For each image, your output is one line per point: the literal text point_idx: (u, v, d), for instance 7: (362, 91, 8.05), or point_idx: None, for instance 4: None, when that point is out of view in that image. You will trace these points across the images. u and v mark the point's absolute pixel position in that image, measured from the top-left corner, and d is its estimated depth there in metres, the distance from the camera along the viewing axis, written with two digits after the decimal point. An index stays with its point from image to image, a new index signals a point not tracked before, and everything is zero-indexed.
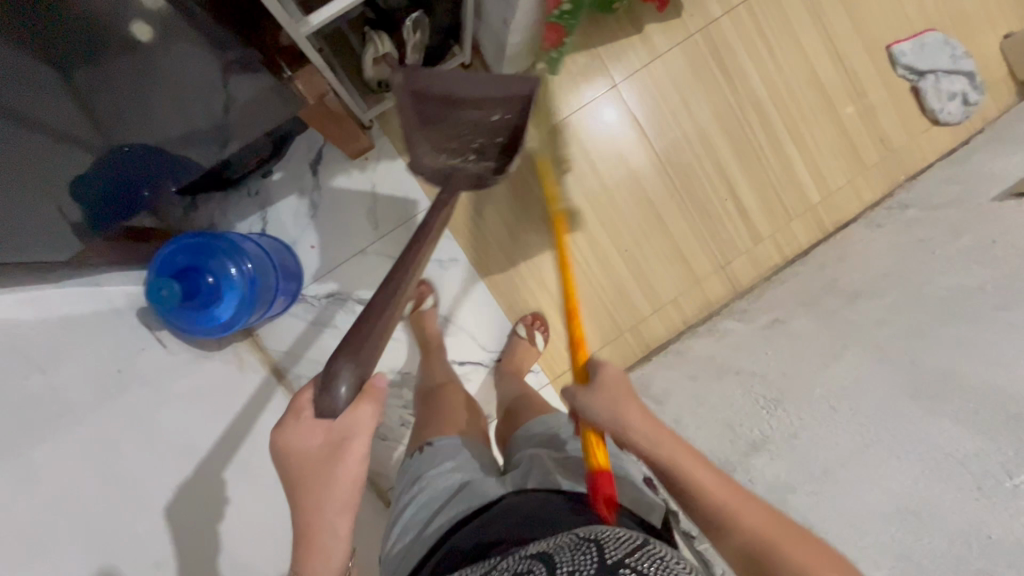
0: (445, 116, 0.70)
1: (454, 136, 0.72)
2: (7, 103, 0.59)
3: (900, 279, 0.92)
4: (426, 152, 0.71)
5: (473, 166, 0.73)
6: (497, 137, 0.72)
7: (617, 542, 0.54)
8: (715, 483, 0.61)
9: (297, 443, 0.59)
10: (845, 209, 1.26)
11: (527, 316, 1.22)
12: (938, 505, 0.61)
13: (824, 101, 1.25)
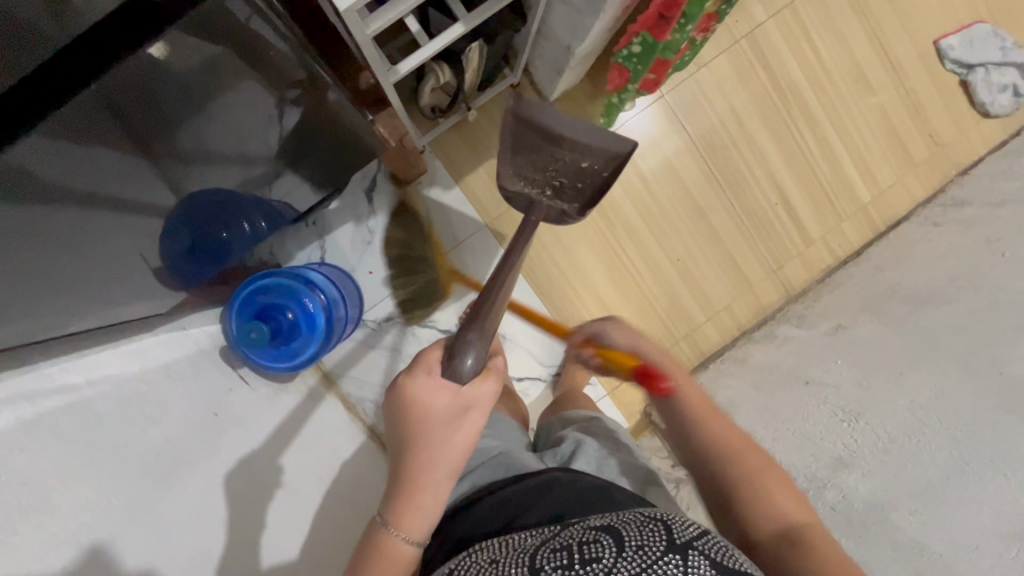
0: (539, 146, 0.74)
1: (539, 168, 0.74)
2: (104, 190, 0.62)
3: (971, 283, 0.93)
4: (508, 174, 0.74)
5: (549, 201, 0.73)
6: (578, 180, 0.74)
7: (682, 525, 0.54)
8: (699, 400, 0.71)
9: (416, 400, 0.59)
10: (896, 207, 1.26)
11: None
12: None
13: (872, 99, 1.24)
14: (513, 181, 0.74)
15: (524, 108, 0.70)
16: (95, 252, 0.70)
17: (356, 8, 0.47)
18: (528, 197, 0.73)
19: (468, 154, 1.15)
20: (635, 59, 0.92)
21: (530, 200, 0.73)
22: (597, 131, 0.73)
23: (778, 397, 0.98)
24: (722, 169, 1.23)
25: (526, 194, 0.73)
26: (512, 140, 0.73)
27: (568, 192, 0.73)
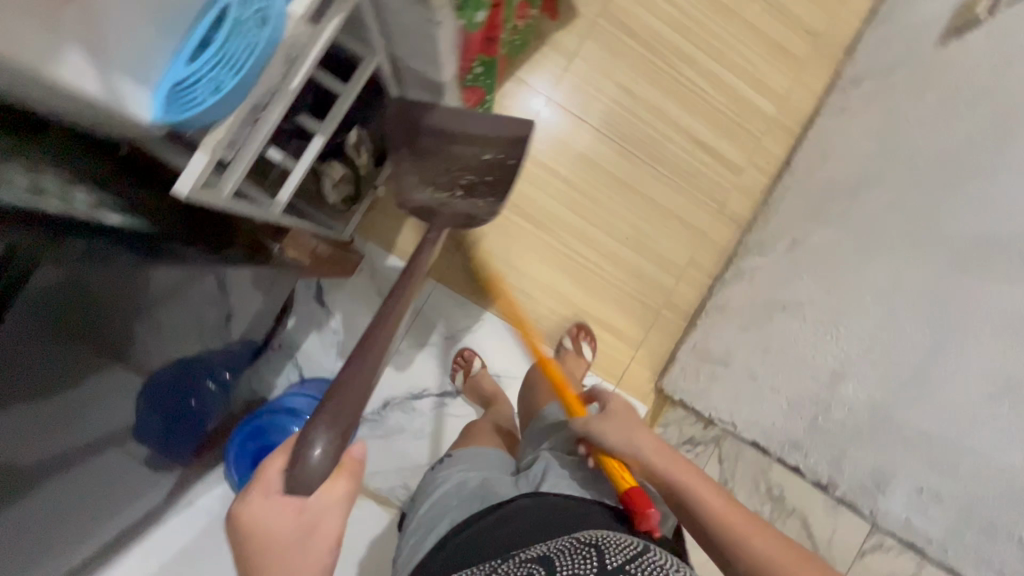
0: (437, 149, 0.79)
1: (443, 171, 0.80)
2: (90, 420, 0.59)
3: (890, 158, 0.94)
4: (418, 183, 0.84)
5: (457, 203, 0.81)
6: (486, 173, 0.78)
7: (618, 550, 0.63)
8: (681, 465, 0.75)
9: (258, 517, 0.49)
10: (803, 106, 1.29)
11: (571, 328, 1.23)
12: None
13: (739, 21, 1.27)
14: (424, 190, 0.83)
15: (409, 112, 0.80)
16: (93, 492, 0.71)
17: (200, 187, 0.47)
18: (440, 202, 0.82)
19: (394, 225, 1.18)
20: (482, 76, 0.89)
21: (441, 205, 0.82)
22: (493, 124, 0.76)
23: (763, 330, 1.00)
24: (629, 141, 1.25)
25: (437, 199, 0.82)
26: (416, 151, 0.82)
27: (476, 189, 0.79)
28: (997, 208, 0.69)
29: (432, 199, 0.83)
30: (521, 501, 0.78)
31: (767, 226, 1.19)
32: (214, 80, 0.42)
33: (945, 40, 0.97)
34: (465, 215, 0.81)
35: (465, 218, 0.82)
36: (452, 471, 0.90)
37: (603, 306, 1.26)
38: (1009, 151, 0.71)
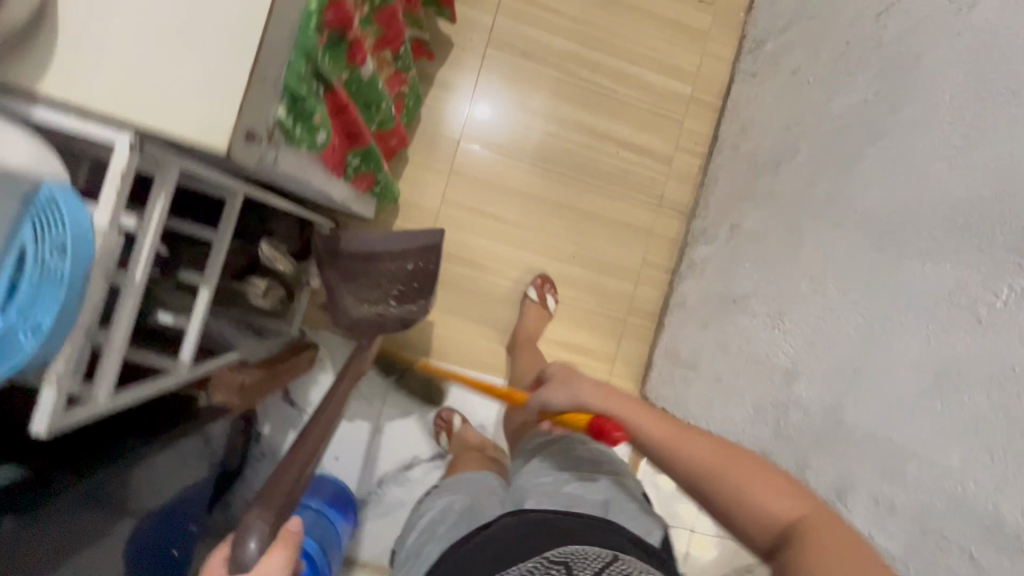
0: (365, 270, 0.88)
1: (374, 285, 0.89)
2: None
3: (800, 127, 0.90)
4: (352, 301, 0.90)
5: (393, 310, 0.92)
6: (411, 280, 0.89)
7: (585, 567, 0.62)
8: (658, 424, 0.63)
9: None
10: (716, 77, 1.26)
11: (536, 278, 1.21)
12: (961, 357, 0.52)
13: (630, 9, 1.23)
14: (360, 307, 0.91)
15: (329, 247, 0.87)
16: None
17: (65, 415, 0.46)
18: (376, 313, 0.92)
19: None
20: (362, 164, 0.84)
21: (376, 315, 0.92)
22: (406, 238, 0.86)
23: (719, 327, 0.98)
24: (550, 160, 1.23)
25: (373, 310, 0.91)
26: (342, 274, 0.88)
27: (406, 296, 0.91)
28: (894, 176, 0.66)
29: (366, 312, 0.91)
30: (504, 520, 0.76)
31: (708, 210, 1.16)
32: (32, 323, 0.40)
33: None
34: (401, 316, 0.93)
35: (400, 322, 0.93)
36: (437, 498, 0.90)
37: (567, 329, 1.24)
38: (900, 114, 0.68)
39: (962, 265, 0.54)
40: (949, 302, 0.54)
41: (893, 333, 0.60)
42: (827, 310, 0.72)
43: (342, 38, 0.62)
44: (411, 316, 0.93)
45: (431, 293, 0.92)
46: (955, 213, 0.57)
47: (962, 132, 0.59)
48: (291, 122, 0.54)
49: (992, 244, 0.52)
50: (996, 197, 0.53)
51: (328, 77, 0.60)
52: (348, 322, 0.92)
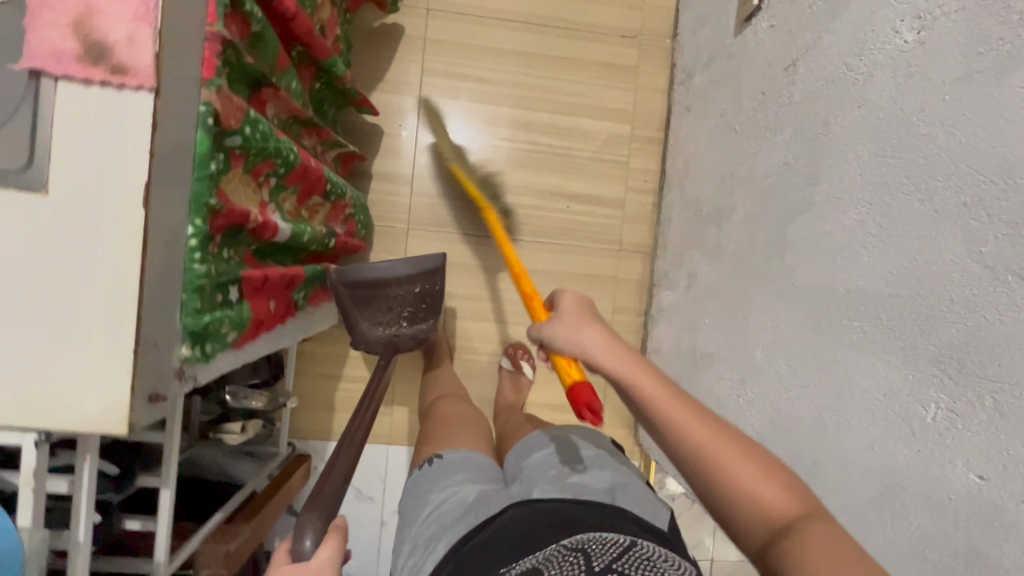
0: (376, 295, 0.87)
1: (386, 309, 0.89)
2: None
3: (734, 179, 0.89)
4: (365, 327, 0.89)
5: (406, 332, 0.91)
6: (421, 301, 0.91)
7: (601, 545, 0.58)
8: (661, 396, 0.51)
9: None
10: (655, 111, 1.23)
11: (509, 347, 1.20)
12: (901, 469, 0.51)
13: (555, 60, 1.21)
14: (374, 331, 0.89)
15: (342, 278, 0.85)
16: None
17: None
18: (392, 336, 0.90)
19: (326, 414, 1.20)
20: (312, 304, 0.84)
21: (393, 338, 0.90)
22: (415, 261, 0.88)
23: (693, 382, 0.97)
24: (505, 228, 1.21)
25: (388, 333, 0.89)
26: (354, 302, 0.87)
27: (418, 316, 0.91)
28: (824, 253, 0.65)
29: (383, 334, 0.89)
30: (512, 510, 0.68)
31: (668, 253, 1.15)
32: None
33: (741, 28, 0.90)
34: (413, 337, 0.92)
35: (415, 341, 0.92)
36: (439, 483, 0.78)
37: (551, 390, 1.24)
38: (817, 187, 0.67)
39: (893, 371, 0.53)
40: (887, 407, 0.53)
41: (842, 431, 0.59)
42: (782, 387, 0.71)
43: (245, 228, 0.62)
44: (423, 336, 0.93)
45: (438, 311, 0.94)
46: (880, 306, 0.55)
47: (876, 219, 0.57)
48: (201, 346, 0.54)
49: (915, 350, 0.51)
50: (916, 296, 0.51)
51: (233, 275, 0.60)
52: (363, 344, 0.88)
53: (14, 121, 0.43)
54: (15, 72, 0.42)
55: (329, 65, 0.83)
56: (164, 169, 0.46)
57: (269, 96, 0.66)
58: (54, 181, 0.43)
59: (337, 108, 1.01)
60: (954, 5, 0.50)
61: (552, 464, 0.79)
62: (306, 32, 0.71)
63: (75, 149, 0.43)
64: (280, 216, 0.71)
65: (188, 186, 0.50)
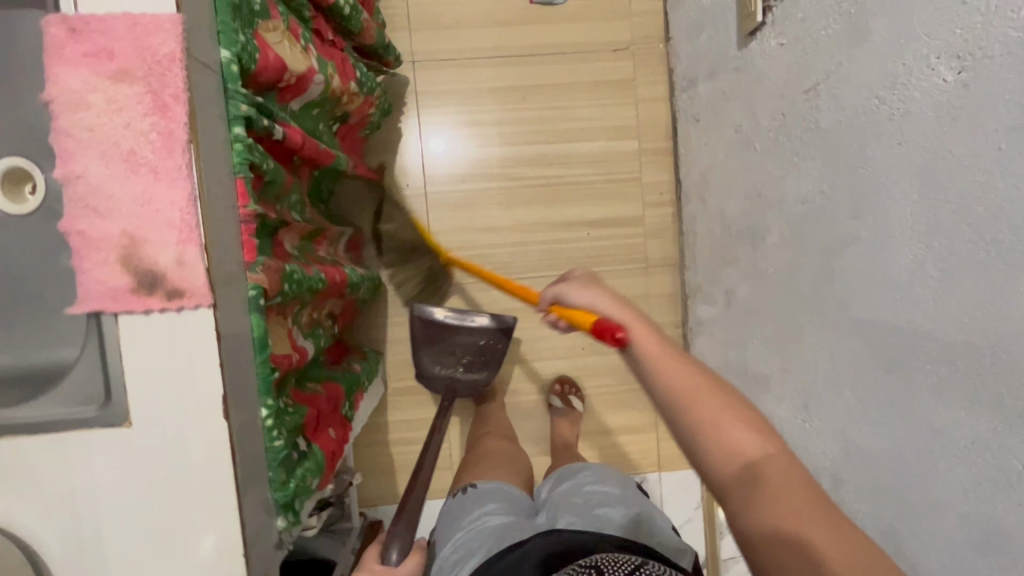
0: (444, 338, 0.90)
1: (449, 353, 0.91)
2: None
3: (762, 199, 0.87)
4: (426, 362, 0.92)
5: (463, 377, 0.92)
6: (482, 353, 0.92)
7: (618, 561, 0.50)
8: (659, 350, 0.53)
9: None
10: (660, 120, 1.21)
11: (554, 384, 1.20)
12: (1003, 518, 0.52)
13: (550, 88, 1.18)
14: (433, 368, 0.92)
15: (418, 314, 0.88)
16: None
17: None
18: (449, 378, 0.92)
19: (388, 479, 1.22)
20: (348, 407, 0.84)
21: (450, 381, 0.92)
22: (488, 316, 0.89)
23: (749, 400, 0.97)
24: (517, 267, 1.21)
25: (446, 374, 0.92)
26: (424, 337, 0.90)
27: (478, 365, 0.92)
28: (881, 289, 0.64)
29: (441, 376, 0.92)
30: (535, 539, 0.59)
31: (698, 266, 1.14)
32: None
33: (745, 42, 0.88)
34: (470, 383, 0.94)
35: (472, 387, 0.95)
36: (467, 511, 0.69)
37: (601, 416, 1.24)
38: (863, 222, 0.66)
39: (980, 420, 0.53)
40: (980, 455, 0.54)
41: (934, 470, 0.59)
42: (852, 417, 0.71)
43: (286, 372, 0.63)
44: (479, 384, 0.95)
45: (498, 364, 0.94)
46: (955, 353, 0.55)
47: (937, 263, 0.56)
48: (298, 508, 0.55)
49: (1002, 403, 0.51)
50: (996, 348, 0.51)
51: (294, 424, 0.60)
52: (425, 381, 0.93)
53: (87, 360, 0.43)
54: (76, 314, 0.42)
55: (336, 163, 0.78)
56: (234, 374, 0.46)
57: (283, 235, 0.64)
58: (136, 410, 0.43)
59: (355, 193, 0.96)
60: (996, 48, 0.48)
61: (578, 495, 0.69)
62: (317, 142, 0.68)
63: (145, 374, 0.43)
64: (303, 336, 0.72)
65: (252, 371, 0.50)
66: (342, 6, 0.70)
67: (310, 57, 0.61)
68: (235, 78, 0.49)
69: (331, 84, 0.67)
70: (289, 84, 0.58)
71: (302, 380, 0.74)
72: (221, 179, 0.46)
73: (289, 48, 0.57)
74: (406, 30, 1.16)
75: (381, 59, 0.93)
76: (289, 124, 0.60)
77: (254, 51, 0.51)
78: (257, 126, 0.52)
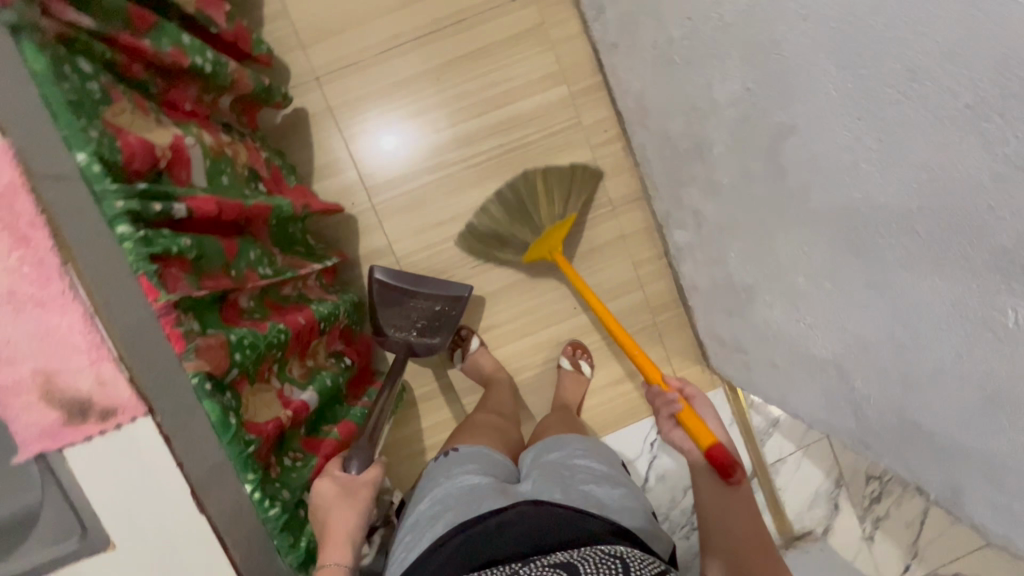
0: (400, 303, 1.03)
1: (404, 317, 1.03)
2: None
3: (697, 111, 0.83)
4: (383, 326, 1.02)
5: (418, 341, 1.02)
6: (436, 318, 1.03)
7: (643, 561, 0.46)
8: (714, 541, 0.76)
9: (330, 526, 0.62)
10: (582, 57, 1.15)
11: (566, 347, 1.18)
12: (1001, 375, 0.49)
13: (463, 59, 1.13)
14: (389, 333, 1.02)
15: (378, 278, 1.03)
16: None
17: None
18: (403, 341, 1.01)
19: None
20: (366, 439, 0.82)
21: (404, 344, 1.01)
22: (440, 284, 1.04)
23: (743, 313, 0.95)
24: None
25: (400, 338, 1.01)
26: (381, 303, 1.03)
27: (431, 331, 1.03)
28: (828, 174, 0.61)
29: (395, 340, 1.01)
30: (523, 507, 0.56)
31: (661, 193, 1.10)
32: None
33: None
34: (424, 348, 1.03)
35: (427, 350, 1.02)
36: (454, 470, 0.65)
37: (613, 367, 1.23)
38: (792, 110, 0.62)
39: (956, 281, 0.50)
40: (965, 316, 0.51)
41: (927, 339, 0.57)
42: (839, 306, 0.69)
43: (283, 432, 0.63)
44: (433, 349, 1.03)
45: (449, 332, 1.04)
46: (913, 219, 0.52)
47: (872, 133, 0.53)
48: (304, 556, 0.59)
49: (970, 258, 0.48)
50: (949, 205, 0.48)
51: (298, 482, 0.62)
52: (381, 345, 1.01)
53: (47, 499, 0.43)
54: (21, 462, 0.42)
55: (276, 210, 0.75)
56: (196, 464, 0.46)
57: (239, 296, 0.63)
58: (110, 530, 0.44)
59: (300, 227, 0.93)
60: None
61: (567, 468, 0.65)
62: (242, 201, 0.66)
63: (107, 495, 0.44)
64: (301, 389, 0.70)
65: (223, 452, 0.50)
66: (202, 65, 0.69)
67: (169, 127, 0.60)
68: (101, 176, 0.47)
69: (206, 142, 0.65)
70: (167, 159, 0.56)
71: (317, 427, 0.74)
72: (116, 284, 0.45)
73: (142, 123, 0.56)
74: (300, 49, 1.11)
75: (269, 100, 0.93)
76: (196, 196, 0.57)
77: (112, 140, 0.49)
78: (149, 214, 0.50)
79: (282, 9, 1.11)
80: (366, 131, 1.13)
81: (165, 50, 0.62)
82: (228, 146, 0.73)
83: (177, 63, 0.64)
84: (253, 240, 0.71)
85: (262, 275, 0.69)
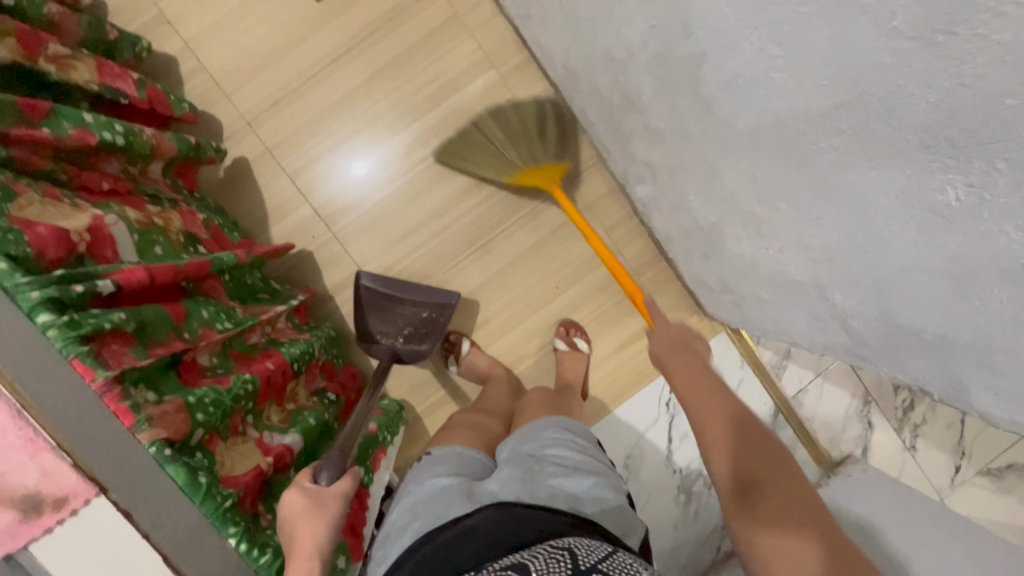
0: (387, 309, 1.04)
1: (390, 323, 1.04)
2: None
3: (615, 62, 0.81)
4: (369, 330, 1.03)
5: (403, 347, 1.02)
6: (421, 326, 1.04)
7: (590, 548, 0.47)
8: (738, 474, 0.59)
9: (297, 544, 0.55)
10: (503, 37, 1.13)
11: (558, 328, 1.16)
12: (960, 255, 0.47)
13: (389, 65, 1.12)
14: (375, 338, 1.03)
15: (364, 282, 1.04)
16: None
17: None
18: (388, 347, 1.01)
19: None
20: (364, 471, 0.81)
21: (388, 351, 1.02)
22: (429, 291, 1.04)
23: (718, 253, 0.92)
24: (452, 251, 1.15)
25: (386, 345, 1.01)
26: (367, 307, 1.04)
27: (418, 338, 1.03)
28: (747, 93, 0.58)
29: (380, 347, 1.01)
30: (485, 513, 0.56)
31: (611, 152, 1.07)
32: None
33: None
34: (411, 353, 1.03)
35: (413, 356, 1.02)
36: (430, 473, 0.66)
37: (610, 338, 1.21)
38: (694, 37, 0.60)
39: (895, 168, 0.47)
40: (914, 204, 0.48)
41: (885, 236, 0.54)
42: (798, 223, 0.66)
43: (264, 480, 0.62)
44: (418, 356, 1.03)
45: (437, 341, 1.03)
46: (837, 118, 0.50)
47: (773, 40, 0.51)
48: None
49: (899, 140, 0.45)
50: (863, 94, 0.45)
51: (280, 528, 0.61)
52: (366, 346, 1.02)
53: None
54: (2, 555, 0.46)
55: (219, 263, 0.75)
56: (165, 529, 0.49)
57: (196, 353, 0.62)
58: None
59: (255, 273, 0.94)
60: None
61: (537, 461, 0.65)
62: (175, 262, 0.65)
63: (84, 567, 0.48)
64: (281, 432, 0.69)
65: (200, 511, 0.51)
66: (113, 139, 0.68)
67: (86, 209, 0.59)
68: (11, 272, 0.47)
69: (130, 218, 0.64)
70: (88, 243, 0.57)
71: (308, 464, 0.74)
72: (44, 377, 0.46)
73: (56, 212, 0.55)
74: (226, 99, 1.12)
75: (202, 157, 0.93)
76: (123, 267, 0.56)
77: (18, 234, 0.49)
78: (72, 297, 0.50)
79: (199, 64, 1.11)
80: (311, 160, 1.13)
81: (66, 133, 0.62)
82: (156, 216, 0.72)
83: (83, 142, 0.64)
84: (203, 300, 0.71)
85: (221, 329, 0.68)
